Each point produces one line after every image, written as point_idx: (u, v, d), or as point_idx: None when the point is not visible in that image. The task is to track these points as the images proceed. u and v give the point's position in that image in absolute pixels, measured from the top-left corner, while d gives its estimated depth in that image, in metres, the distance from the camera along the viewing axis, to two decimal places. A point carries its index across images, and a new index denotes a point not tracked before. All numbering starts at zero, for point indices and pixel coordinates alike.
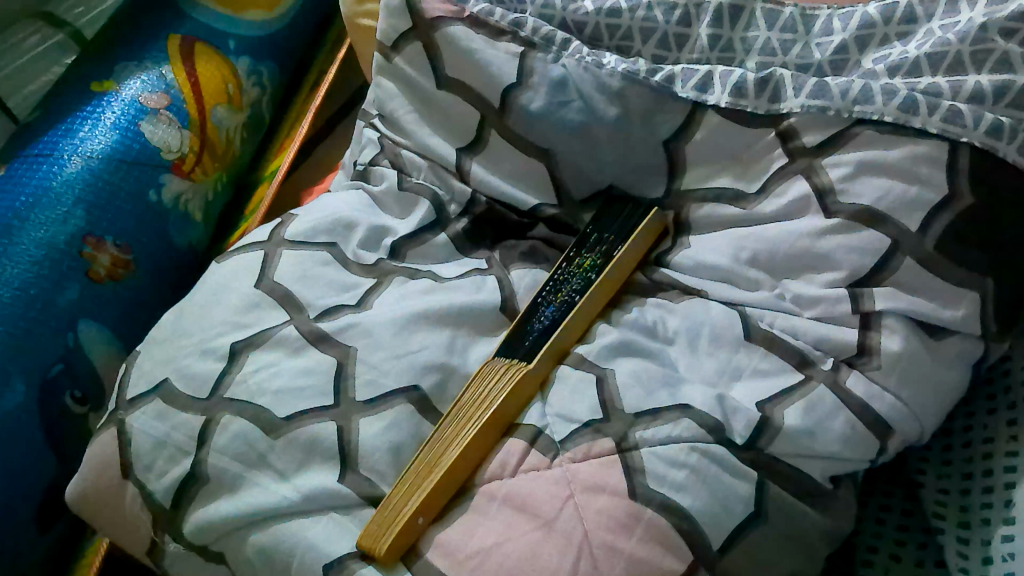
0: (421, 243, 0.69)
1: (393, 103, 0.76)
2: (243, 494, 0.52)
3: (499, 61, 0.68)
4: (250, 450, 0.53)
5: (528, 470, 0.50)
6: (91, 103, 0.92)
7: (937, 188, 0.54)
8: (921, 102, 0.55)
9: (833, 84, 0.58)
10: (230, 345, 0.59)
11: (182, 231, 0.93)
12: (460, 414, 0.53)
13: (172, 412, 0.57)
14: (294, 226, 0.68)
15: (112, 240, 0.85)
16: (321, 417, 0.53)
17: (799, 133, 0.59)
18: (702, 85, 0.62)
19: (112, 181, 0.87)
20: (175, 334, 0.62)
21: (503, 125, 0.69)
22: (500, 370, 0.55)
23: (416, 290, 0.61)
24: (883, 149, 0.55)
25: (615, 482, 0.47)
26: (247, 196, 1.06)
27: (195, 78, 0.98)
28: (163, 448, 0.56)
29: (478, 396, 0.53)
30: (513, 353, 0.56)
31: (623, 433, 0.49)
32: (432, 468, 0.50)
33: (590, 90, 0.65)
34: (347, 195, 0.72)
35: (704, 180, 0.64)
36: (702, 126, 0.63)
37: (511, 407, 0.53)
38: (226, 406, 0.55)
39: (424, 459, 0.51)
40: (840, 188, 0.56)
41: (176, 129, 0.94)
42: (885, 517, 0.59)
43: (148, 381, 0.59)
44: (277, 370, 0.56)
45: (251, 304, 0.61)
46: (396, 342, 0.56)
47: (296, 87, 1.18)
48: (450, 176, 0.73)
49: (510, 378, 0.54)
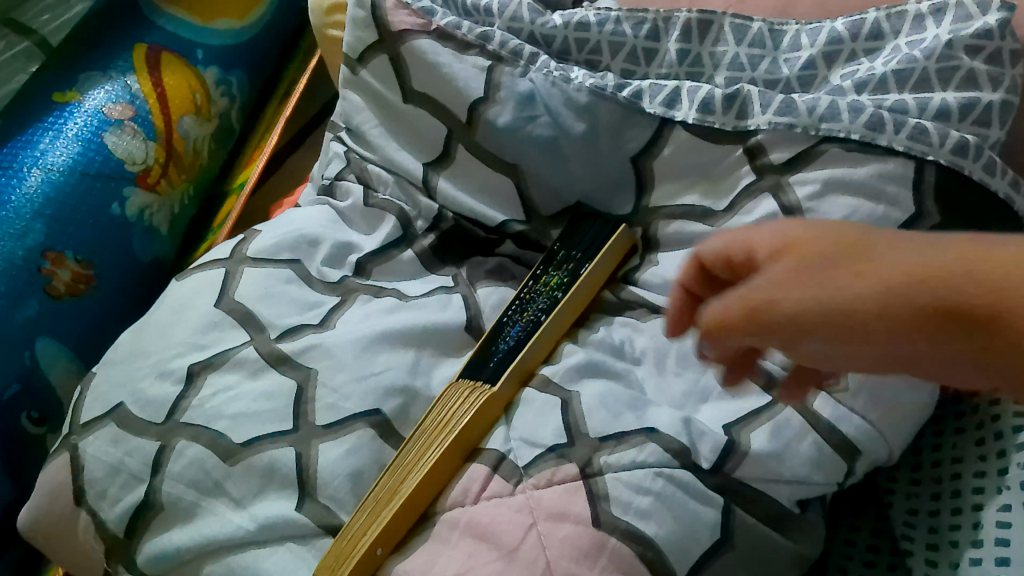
0: (387, 259, 0.67)
1: (360, 117, 0.74)
2: (198, 524, 0.50)
3: (467, 75, 0.67)
4: (205, 477, 0.51)
5: (491, 496, 0.48)
6: (53, 114, 0.90)
7: (903, 207, 0.54)
8: (888, 120, 0.54)
9: (800, 101, 0.57)
10: (188, 367, 0.57)
11: (147, 244, 0.91)
12: (422, 438, 0.51)
13: (127, 438, 0.55)
14: (256, 243, 0.66)
15: (72, 255, 0.83)
16: (279, 442, 0.52)
17: (766, 150, 0.59)
18: (670, 100, 0.62)
19: (73, 194, 0.85)
20: (131, 355, 0.60)
21: (470, 139, 0.68)
22: (463, 393, 0.53)
23: (380, 308, 0.60)
24: (850, 166, 0.55)
25: (579, 509, 0.46)
26: (216, 207, 1.04)
27: (161, 88, 0.96)
28: (117, 475, 0.54)
29: (441, 419, 0.52)
30: (477, 374, 0.55)
31: (588, 458, 0.48)
32: (391, 498, 0.48)
33: (558, 105, 0.64)
34: (313, 210, 0.71)
35: (673, 197, 0.63)
36: (670, 141, 0.62)
37: (475, 431, 0.52)
38: (182, 431, 0.53)
39: (384, 487, 0.49)
40: (807, 206, 0.56)
41: (141, 140, 0.92)
42: (854, 538, 0.59)
43: (102, 404, 0.57)
44: (236, 393, 0.55)
45: (211, 324, 0.60)
46: (359, 364, 0.55)
47: (267, 98, 1.16)
48: (417, 191, 0.71)
49: (474, 402, 0.52)
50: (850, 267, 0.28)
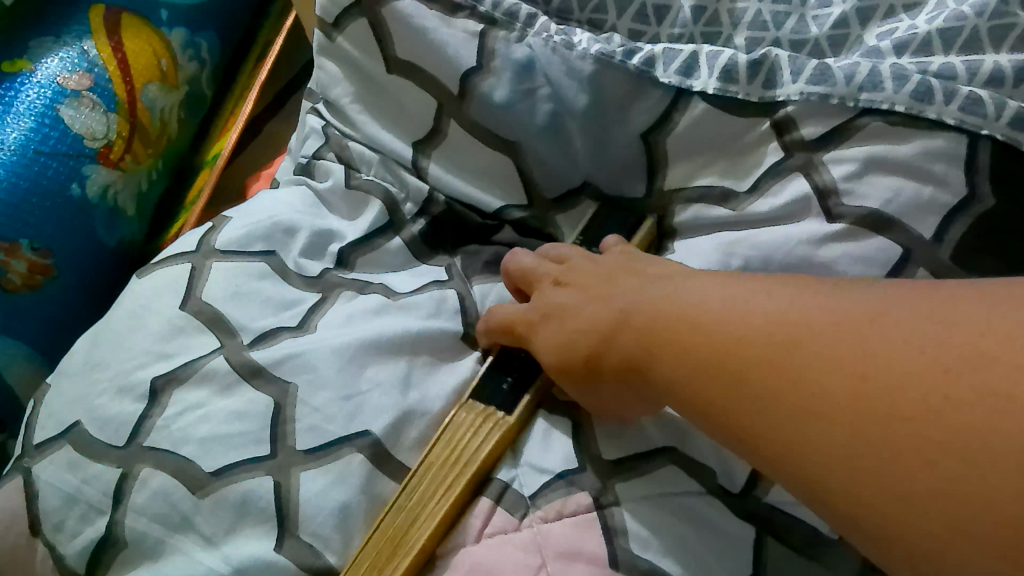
0: (372, 249, 0.61)
1: (338, 89, 0.67)
2: (165, 565, 0.45)
3: (456, 41, 0.59)
4: (172, 510, 0.46)
5: (494, 533, 0.43)
6: (2, 85, 0.81)
7: (953, 189, 0.47)
8: (936, 89, 0.48)
9: (836, 67, 0.51)
10: (151, 381, 0.51)
11: (112, 228, 0.84)
12: (429, 473, 0.46)
13: (84, 463, 0.49)
14: (225, 233, 0.59)
15: (29, 244, 0.75)
16: (254, 471, 0.46)
17: (796, 124, 0.52)
18: (687, 68, 0.54)
19: (27, 176, 0.77)
20: (88, 366, 0.53)
21: (462, 114, 0.61)
22: (473, 421, 0.47)
23: (366, 310, 0.54)
24: (893, 143, 0.49)
25: (593, 547, 0.41)
26: (188, 183, 0.97)
27: (122, 54, 0.88)
28: (74, 505, 0.48)
29: (449, 452, 0.46)
30: (489, 396, 0.49)
31: (601, 486, 0.43)
32: (396, 546, 0.44)
33: (559, 74, 0.57)
34: (288, 193, 0.64)
35: (690, 178, 0.56)
36: (686, 114, 0.55)
37: (488, 466, 0.46)
38: (145, 457, 0.48)
39: (388, 529, 0.45)
40: (844, 188, 0.50)
41: (101, 113, 0.84)
42: None
43: (57, 423, 0.51)
44: (205, 413, 0.49)
45: (176, 330, 0.53)
46: (342, 377, 0.49)
47: (240, 61, 1.07)
48: (404, 171, 0.64)
49: (490, 433, 0.46)
50: (696, 327, 0.37)
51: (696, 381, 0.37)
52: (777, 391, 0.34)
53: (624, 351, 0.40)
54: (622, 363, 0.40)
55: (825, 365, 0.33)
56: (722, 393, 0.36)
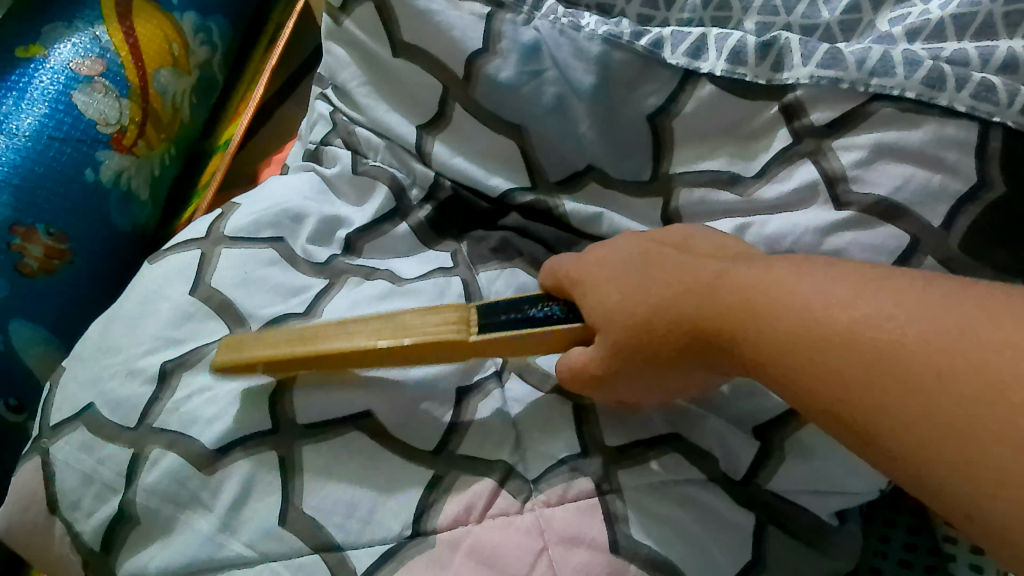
0: (379, 235, 0.62)
1: (345, 73, 0.67)
2: (175, 540, 0.46)
3: (463, 23, 0.59)
4: (182, 489, 0.46)
5: (497, 515, 0.43)
6: (16, 71, 0.82)
7: (964, 177, 0.47)
8: (949, 75, 0.47)
9: (847, 52, 0.49)
10: (161, 364, 0.51)
11: (125, 212, 0.85)
12: (377, 321, 0.48)
13: (98, 444, 0.50)
14: (233, 220, 0.60)
15: (45, 229, 0.77)
16: (259, 448, 0.47)
17: (807, 109, 0.51)
18: (695, 50, 0.54)
19: (42, 162, 0.78)
20: (101, 349, 0.54)
21: (468, 98, 0.61)
22: (444, 323, 0.47)
23: (370, 294, 0.55)
24: (904, 130, 0.48)
25: (595, 532, 0.41)
26: (201, 167, 0.97)
27: (133, 39, 0.88)
28: (90, 484, 0.49)
29: (408, 324, 0.47)
30: (482, 313, 0.47)
31: (604, 472, 0.43)
32: (306, 340, 0.48)
33: (567, 56, 0.57)
34: (297, 179, 0.64)
35: (696, 162, 0.56)
36: (693, 97, 0.55)
37: (442, 355, 0.47)
38: (155, 438, 0.48)
39: (306, 331, 0.49)
40: (853, 175, 0.49)
41: (113, 98, 0.85)
42: (890, 535, 0.53)
43: (72, 405, 0.53)
44: (212, 395, 0.49)
45: (186, 314, 0.54)
46: (343, 360, 0.49)
47: (251, 45, 1.08)
48: (410, 157, 0.64)
49: (439, 320, 0.47)
50: (773, 298, 0.35)
51: (774, 343, 0.34)
52: (866, 362, 0.31)
53: (691, 313, 0.38)
54: (689, 328, 0.38)
55: (920, 343, 0.30)
56: (799, 354, 0.33)
